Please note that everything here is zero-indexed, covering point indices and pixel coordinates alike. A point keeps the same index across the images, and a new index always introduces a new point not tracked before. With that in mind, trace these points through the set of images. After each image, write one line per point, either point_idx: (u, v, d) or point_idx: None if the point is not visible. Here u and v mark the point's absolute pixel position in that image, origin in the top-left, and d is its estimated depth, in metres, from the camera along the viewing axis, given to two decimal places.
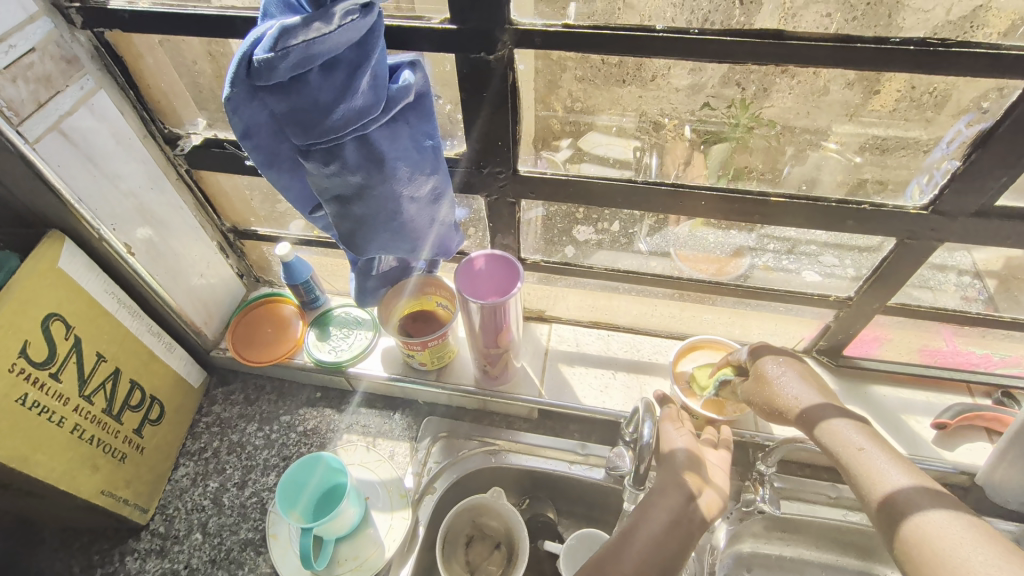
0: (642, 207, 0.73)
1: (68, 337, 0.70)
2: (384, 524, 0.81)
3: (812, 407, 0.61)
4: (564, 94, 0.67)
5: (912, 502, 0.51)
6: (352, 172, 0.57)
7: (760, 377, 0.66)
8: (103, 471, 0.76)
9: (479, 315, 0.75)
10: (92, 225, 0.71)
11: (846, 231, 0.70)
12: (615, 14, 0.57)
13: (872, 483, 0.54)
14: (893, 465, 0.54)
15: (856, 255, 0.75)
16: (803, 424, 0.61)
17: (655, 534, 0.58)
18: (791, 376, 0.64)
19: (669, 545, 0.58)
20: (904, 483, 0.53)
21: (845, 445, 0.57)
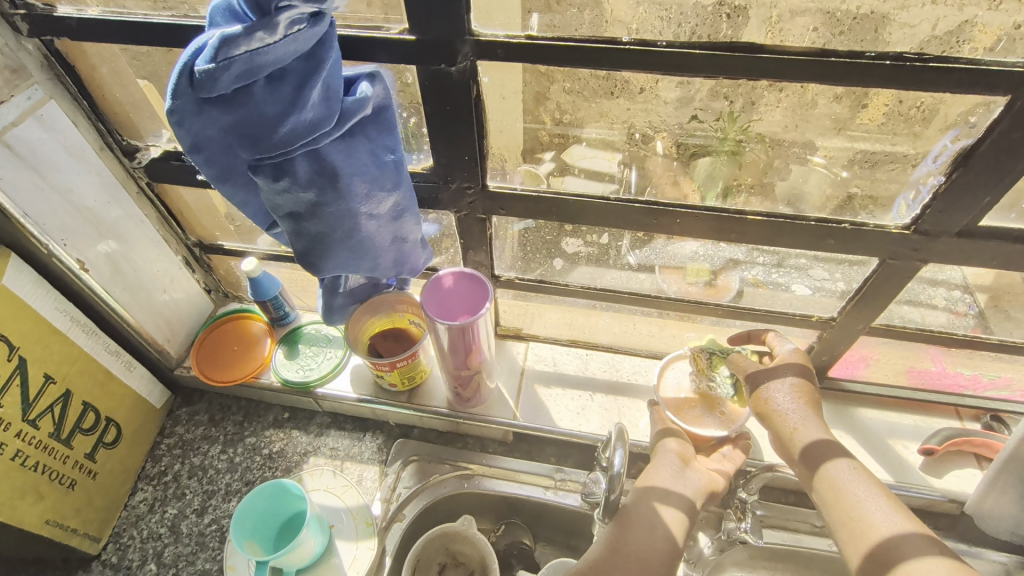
0: (620, 224, 0.70)
1: (12, 358, 0.67)
2: (348, 553, 0.77)
3: (816, 445, 0.60)
4: (553, 106, 0.65)
5: (908, 551, 0.51)
6: (304, 189, 0.54)
7: (761, 398, 0.65)
8: (49, 500, 0.72)
9: (446, 338, 0.72)
10: (41, 241, 0.68)
11: (829, 251, 0.67)
12: (602, 26, 0.54)
13: (866, 536, 0.53)
14: (888, 512, 0.54)
15: (846, 268, 0.72)
16: (805, 456, 0.60)
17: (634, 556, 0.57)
18: (793, 404, 0.63)
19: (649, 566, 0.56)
20: (901, 531, 0.52)
21: (840, 493, 0.57)
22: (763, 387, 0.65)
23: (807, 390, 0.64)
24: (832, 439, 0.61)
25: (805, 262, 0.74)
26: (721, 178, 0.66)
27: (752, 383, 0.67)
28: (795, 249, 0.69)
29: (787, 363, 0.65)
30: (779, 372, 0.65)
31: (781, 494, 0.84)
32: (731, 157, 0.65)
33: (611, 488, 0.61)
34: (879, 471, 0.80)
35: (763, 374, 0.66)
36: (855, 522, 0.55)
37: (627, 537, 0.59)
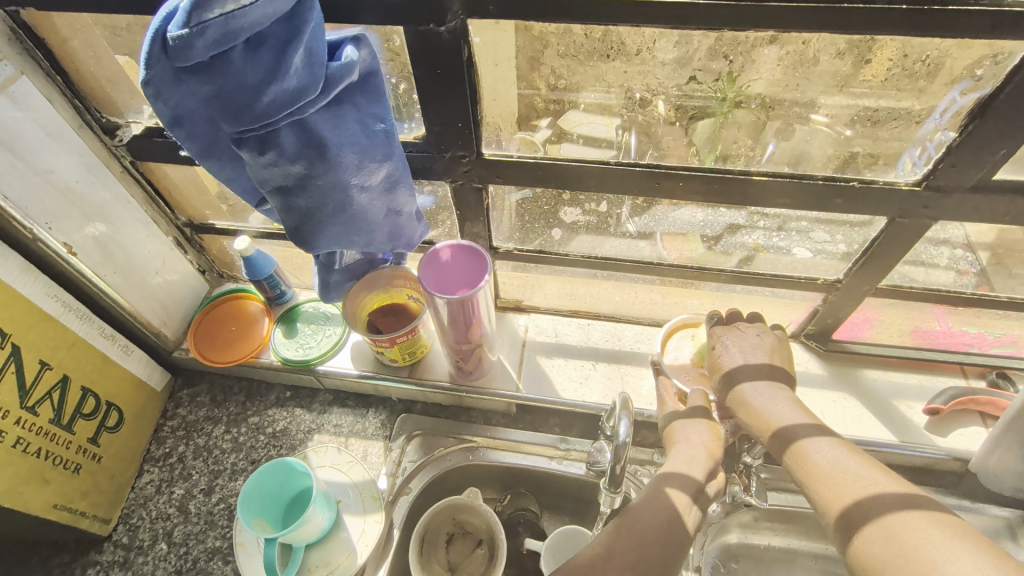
0: (620, 190, 0.68)
1: (3, 344, 0.65)
2: (356, 528, 0.77)
3: (788, 425, 0.60)
4: (548, 71, 0.63)
5: (883, 507, 0.49)
6: (291, 161, 0.52)
7: (734, 394, 0.67)
8: (55, 484, 0.71)
9: (446, 310, 0.70)
10: (24, 225, 0.66)
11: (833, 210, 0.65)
12: None
13: (837, 497, 0.52)
14: (875, 477, 0.52)
15: (848, 230, 0.70)
16: (778, 437, 0.60)
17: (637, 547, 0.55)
18: (764, 394, 0.65)
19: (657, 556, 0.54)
20: (879, 490, 0.51)
21: (810, 457, 0.57)
22: (734, 386, 0.67)
23: (774, 383, 0.66)
24: (803, 420, 0.60)
25: (808, 225, 0.72)
26: (723, 140, 0.64)
27: (726, 382, 0.68)
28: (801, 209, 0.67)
29: (757, 364, 0.68)
30: (752, 369, 0.67)
31: None
32: (730, 118, 0.62)
33: (616, 458, 0.61)
34: (883, 432, 0.80)
35: (741, 373, 0.68)
36: (836, 490, 0.53)
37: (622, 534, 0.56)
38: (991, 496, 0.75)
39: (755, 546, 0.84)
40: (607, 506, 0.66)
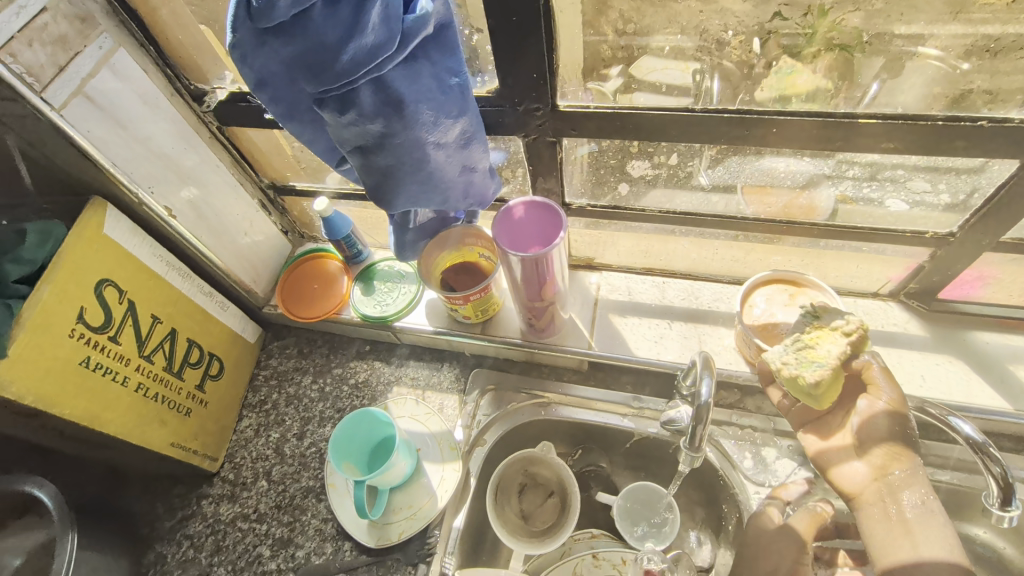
0: (703, 138, 0.63)
1: (122, 300, 0.71)
2: (435, 475, 0.82)
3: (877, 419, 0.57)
4: (616, 14, 0.59)
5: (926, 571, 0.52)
6: (370, 119, 0.51)
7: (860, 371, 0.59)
8: (171, 425, 0.79)
9: (520, 269, 0.69)
10: (131, 189, 0.71)
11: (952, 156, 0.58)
12: None
13: (886, 551, 0.54)
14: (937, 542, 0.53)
15: (953, 177, 0.63)
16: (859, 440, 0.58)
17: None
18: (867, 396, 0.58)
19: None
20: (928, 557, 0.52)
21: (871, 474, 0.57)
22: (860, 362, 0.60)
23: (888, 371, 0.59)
24: (889, 412, 0.57)
25: (905, 172, 0.65)
26: (813, 82, 0.58)
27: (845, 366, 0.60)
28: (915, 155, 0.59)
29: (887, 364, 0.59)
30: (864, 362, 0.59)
31: None
32: (822, 59, 0.57)
33: (700, 418, 0.59)
34: (994, 399, 0.73)
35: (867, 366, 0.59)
36: (884, 541, 0.55)
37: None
38: None
39: None
40: (688, 460, 0.66)
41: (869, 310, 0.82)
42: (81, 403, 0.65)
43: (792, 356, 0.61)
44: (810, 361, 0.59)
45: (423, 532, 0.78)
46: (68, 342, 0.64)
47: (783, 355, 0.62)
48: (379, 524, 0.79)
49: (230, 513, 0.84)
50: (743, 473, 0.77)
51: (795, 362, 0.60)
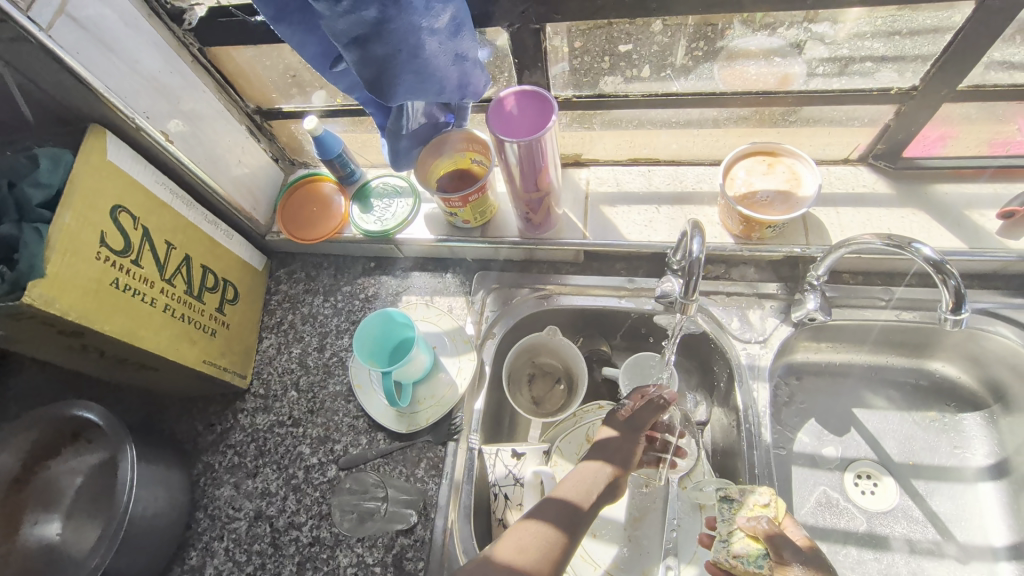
0: (682, 10, 0.67)
1: (137, 226, 0.73)
2: (453, 366, 0.89)
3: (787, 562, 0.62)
4: None
5: None
6: (366, 6, 0.53)
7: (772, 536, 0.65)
8: (201, 345, 0.83)
9: (514, 159, 0.73)
10: (127, 115, 0.71)
11: (920, 13, 0.66)
12: None
13: None
14: None
15: (917, 64, 0.72)
16: None
17: (550, 548, 0.63)
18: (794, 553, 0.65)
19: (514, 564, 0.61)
20: None
21: None
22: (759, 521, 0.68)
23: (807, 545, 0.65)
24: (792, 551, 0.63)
25: (873, 64, 0.74)
26: None
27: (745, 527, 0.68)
28: (884, 19, 0.68)
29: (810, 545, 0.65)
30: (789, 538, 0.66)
31: (849, 277, 0.87)
32: None
33: (692, 271, 0.68)
34: (953, 240, 0.80)
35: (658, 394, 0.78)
36: None
37: (581, 505, 0.67)
38: None
39: (817, 363, 0.93)
40: (684, 298, 0.73)
41: (841, 176, 0.88)
42: (118, 320, 0.69)
43: (739, 546, 0.68)
44: (756, 550, 0.67)
45: (447, 416, 0.86)
46: (97, 263, 0.67)
47: (726, 548, 0.69)
48: (407, 414, 0.86)
49: (267, 422, 0.91)
50: (731, 333, 0.85)
51: (730, 540, 0.69)
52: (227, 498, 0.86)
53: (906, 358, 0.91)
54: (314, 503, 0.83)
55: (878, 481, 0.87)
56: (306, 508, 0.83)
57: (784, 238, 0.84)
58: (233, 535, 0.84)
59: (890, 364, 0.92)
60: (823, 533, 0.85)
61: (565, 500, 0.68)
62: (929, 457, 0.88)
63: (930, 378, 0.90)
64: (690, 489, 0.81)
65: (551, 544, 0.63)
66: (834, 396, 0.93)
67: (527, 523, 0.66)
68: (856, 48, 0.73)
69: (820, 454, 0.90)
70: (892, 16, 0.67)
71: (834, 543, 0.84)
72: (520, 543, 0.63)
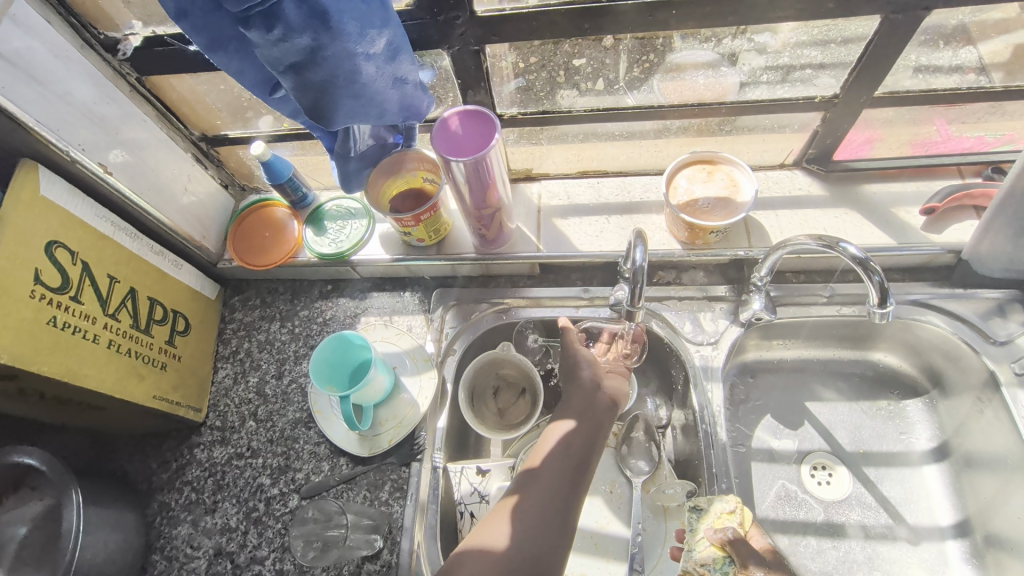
0: (616, 29, 0.70)
1: (76, 262, 0.71)
2: (415, 385, 0.89)
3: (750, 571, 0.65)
4: None
5: None
6: (298, 34, 0.53)
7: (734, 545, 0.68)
8: (150, 379, 0.81)
9: (462, 178, 0.74)
10: (60, 148, 0.69)
11: (852, 23, 0.69)
12: None
13: None
14: None
15: (839, 71, 0.76)
16: None
17: (528, 521, 0.63)
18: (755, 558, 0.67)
19: (491, 545, 0.62)
20: None
21: None
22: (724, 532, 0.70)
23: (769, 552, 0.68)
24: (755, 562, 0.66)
25: (812, 72, 0.77)
26: None
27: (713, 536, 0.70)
28: (820, 29, 0.72)
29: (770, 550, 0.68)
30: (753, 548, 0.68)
31: (792, 276, 0.91)
32: None
33: (637, 279, 0.70)
34: (882, 237, 0.85)
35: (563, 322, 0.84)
36: None
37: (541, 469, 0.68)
38: (979, 282, 0.84)
39: (769, 360, 0.96)
40: (632, 307, 0.75)
41: (779, 180, 0.92)
42: (56, 360, 0.67)
43: (706, 554, 0.71)
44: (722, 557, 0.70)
45: (410, 436, 0.85)
46: (31, 302, 0.65)
47: (693, 556, 0.71)
48: (369, 437, 0.86)
49: (225, 455, 0.88)
50: (685, 337, 0.87)
51: (698, 549, 0.71)
52: (184, 537, 0.83)
53: (849, 350, 0.95)
54: (276, 535, 0.81)
55: (832, 471, 0.90)
56: (268, 541, 0.81)
57: (728, 242, 0.87)
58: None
59: (836, 357, 0.96)
60: (784, 526, 0.87)
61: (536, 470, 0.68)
62: (877, 444, 0.91)
63: (873, 368, 0.95)
64: (653, 492, 0.82)
65: (527, 518, 0.64)
66: (787, 392, 0.96)
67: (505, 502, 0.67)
68: (795, 57, 0.76)
69: (778, 449, 0.93)
70: (826, 26, 0.71)
71: (795, 535, 0.87)
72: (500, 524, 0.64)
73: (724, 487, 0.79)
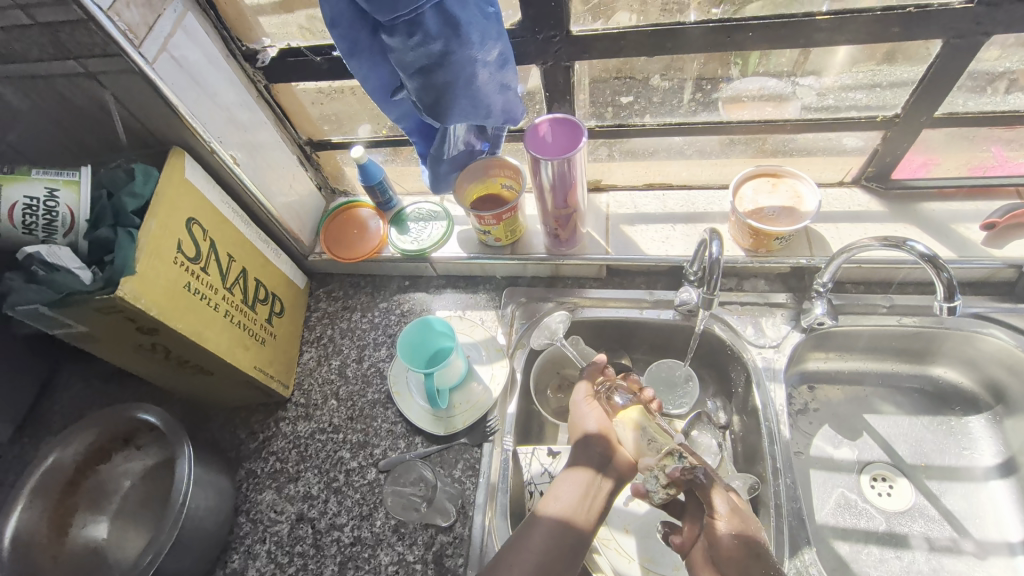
0: (695, 49, 0.78)
1: (207, 238, 0.81)
2: (487, 373, 0.94)
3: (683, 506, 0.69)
4: None
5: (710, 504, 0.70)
6: (433, 41, 0.63)
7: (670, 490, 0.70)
8: (252, 351, 0.89)
9: (548, 178, 0.82)
10: (206, 139, 0.80)
11: (897, 67, 0.79)
12: None
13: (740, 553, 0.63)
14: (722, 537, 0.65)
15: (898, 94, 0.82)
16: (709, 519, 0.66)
17: (584, 490, 0.69)
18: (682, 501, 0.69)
19: (558, 514, 0.67)
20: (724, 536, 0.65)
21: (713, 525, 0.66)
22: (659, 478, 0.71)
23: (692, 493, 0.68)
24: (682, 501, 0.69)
25: (875, 98, 0.84)
26: None
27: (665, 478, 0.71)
28: (867, 74, 0.81)
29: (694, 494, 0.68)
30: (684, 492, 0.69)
31: (851, 286, 0.95)
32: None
33: (713, 270, 0.75)
34: (942, 251, 0.89)
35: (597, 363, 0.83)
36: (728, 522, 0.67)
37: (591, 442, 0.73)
38: None
39: (826, 371, 0.99)
40: (706, 308, 0.83)
41: (838, 197, 0.97)
42: (189, 320, 0.76)
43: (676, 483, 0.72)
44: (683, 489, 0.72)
45: (483, 419, 0.90)
46: (174, 267, 0.74)
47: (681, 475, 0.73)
48: (443, 418, 0.91)
49: (308, 429, 0.95)
50: (747, 340, 0.91)
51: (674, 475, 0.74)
52: (269, 502, 0.89)
53: (909, 364, 0.97)
54: (355, 504, 0.87)
55: (893, 483, 0.91)
56: (347, 509, 0.87)
57: (790, 251, 0.92)
58: (275, 538, 0.86)
59: (895, 371, 0.98)
60: (844, 533, 0.88)
61: (586, 443, 0.73)
62: (939, 458, 0.92)
63: (933, 384, 0.96)
64: None
65: (596, 490, 0.69)
66: (846, 403, 0.98)
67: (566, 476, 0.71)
68: (860, 82, 0.82)
69: (837, 457, 0.94)
70: (872, 71, 0.80)
71: (856, 542, 0.87)
72: (564, 493, 0.69)
73: (788, 482, 0.81)
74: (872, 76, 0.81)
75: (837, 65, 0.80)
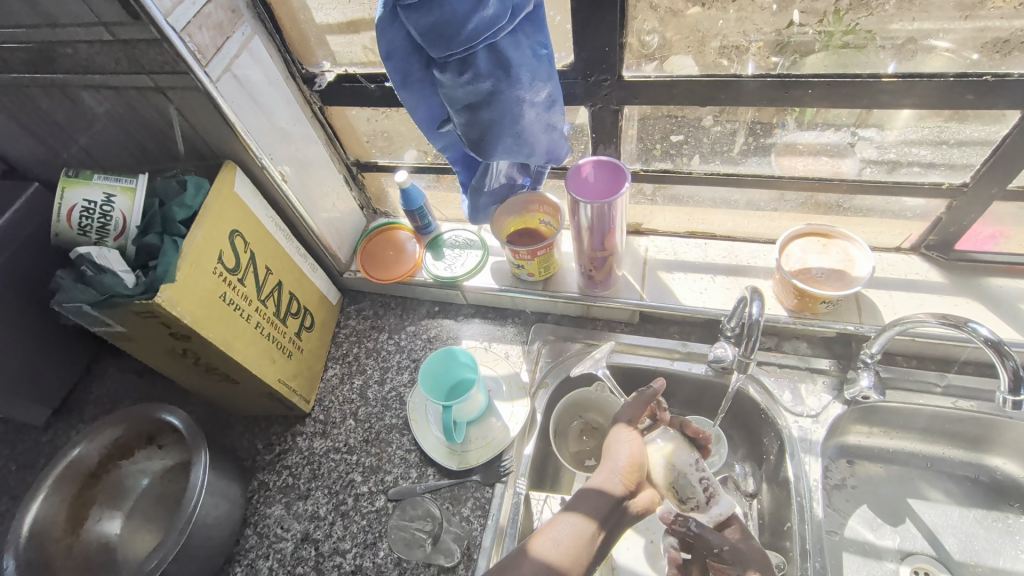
0: (751, 102, 0.76)
1: (247, 251, 0.83)
2: (506, 411, 0.92)
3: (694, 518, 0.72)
4: None
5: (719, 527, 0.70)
6: (483, 79, 0.63)
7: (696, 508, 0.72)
8: (278, 363, 0.90)
9: (586, 219, 0.81)
10: (257, 156, 0.83)
11: (967, 126, 0.74)
12: None
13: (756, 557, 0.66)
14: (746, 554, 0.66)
15: (967, 161, 0.77)
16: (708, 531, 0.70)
17: (589, 539, 0.63)
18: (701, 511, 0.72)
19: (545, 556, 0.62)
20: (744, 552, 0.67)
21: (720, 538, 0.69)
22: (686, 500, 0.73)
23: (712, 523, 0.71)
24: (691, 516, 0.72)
25: (941, 164, 0.79)
26: (837, 50, 0.71)
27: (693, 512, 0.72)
28: (932, 129, 0.76)
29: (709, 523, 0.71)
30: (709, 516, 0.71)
31: (902, 359, 0.89)
32: (841, 53, 0.71)
33: (750, 332, 0.72)
34: (1008, 332, 0.82)
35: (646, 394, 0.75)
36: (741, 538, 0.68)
37: (616, 491, 0.67)
38: None
39: (869, 447, 0.92)
40: (741, 370, 0.80)
41: (893, 263, 0.92)
42: (221, 329, 0.77)
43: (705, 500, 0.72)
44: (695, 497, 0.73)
45: (498, 458, 0.88)
46: (212, 277, 0.76)
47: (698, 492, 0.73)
48: (458, 452, 0.90)
49: (323, 447, 0.95)
50: (784, 406, 0.86)
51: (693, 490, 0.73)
52: (277, 517, 0.89)
53: (964, 450, 0.89)
54: (361, 530, 0.86)
55: None
56: (352, 535, 0.86)
57: (838, 315, 0.87)
58: (278, 555, 0.86)
59: (947, 456, 0.90)
60: None
61: (604, 490, 0.67)
62: (992, 559, 0.83)
63: (990, 475, 0.88)
64: None
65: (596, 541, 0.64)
66: (889, 484, 0.91)
67: (570, 516, 0.65)
68: (922, 149, 0.78)
69: (875, 543, 0.87)
70: (939, 128, 0.75)
71: None
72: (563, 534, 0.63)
73: (817, 566, 0.75)
74: (940, 143, 0.77)
75: (900, 121, 0.76)
